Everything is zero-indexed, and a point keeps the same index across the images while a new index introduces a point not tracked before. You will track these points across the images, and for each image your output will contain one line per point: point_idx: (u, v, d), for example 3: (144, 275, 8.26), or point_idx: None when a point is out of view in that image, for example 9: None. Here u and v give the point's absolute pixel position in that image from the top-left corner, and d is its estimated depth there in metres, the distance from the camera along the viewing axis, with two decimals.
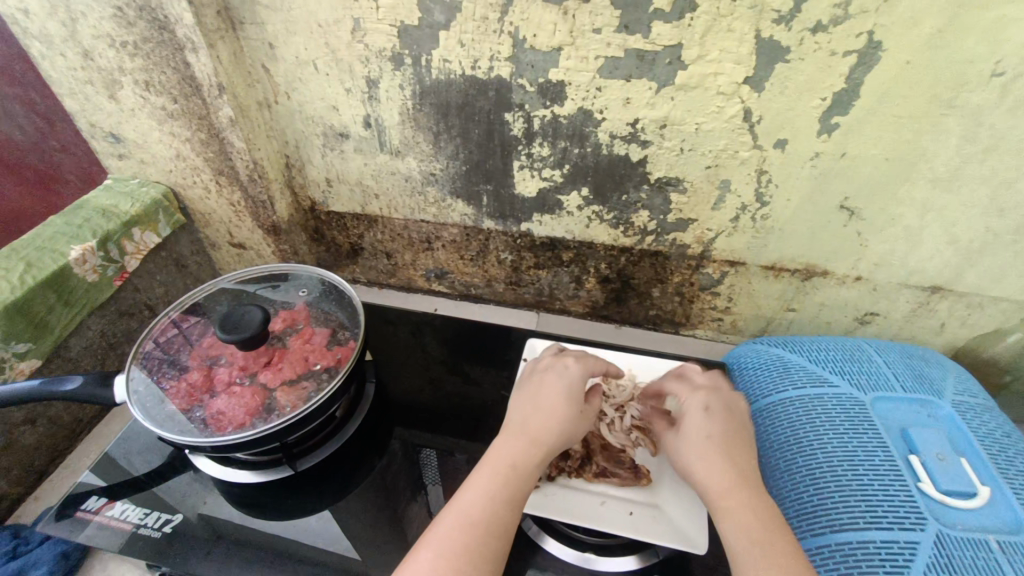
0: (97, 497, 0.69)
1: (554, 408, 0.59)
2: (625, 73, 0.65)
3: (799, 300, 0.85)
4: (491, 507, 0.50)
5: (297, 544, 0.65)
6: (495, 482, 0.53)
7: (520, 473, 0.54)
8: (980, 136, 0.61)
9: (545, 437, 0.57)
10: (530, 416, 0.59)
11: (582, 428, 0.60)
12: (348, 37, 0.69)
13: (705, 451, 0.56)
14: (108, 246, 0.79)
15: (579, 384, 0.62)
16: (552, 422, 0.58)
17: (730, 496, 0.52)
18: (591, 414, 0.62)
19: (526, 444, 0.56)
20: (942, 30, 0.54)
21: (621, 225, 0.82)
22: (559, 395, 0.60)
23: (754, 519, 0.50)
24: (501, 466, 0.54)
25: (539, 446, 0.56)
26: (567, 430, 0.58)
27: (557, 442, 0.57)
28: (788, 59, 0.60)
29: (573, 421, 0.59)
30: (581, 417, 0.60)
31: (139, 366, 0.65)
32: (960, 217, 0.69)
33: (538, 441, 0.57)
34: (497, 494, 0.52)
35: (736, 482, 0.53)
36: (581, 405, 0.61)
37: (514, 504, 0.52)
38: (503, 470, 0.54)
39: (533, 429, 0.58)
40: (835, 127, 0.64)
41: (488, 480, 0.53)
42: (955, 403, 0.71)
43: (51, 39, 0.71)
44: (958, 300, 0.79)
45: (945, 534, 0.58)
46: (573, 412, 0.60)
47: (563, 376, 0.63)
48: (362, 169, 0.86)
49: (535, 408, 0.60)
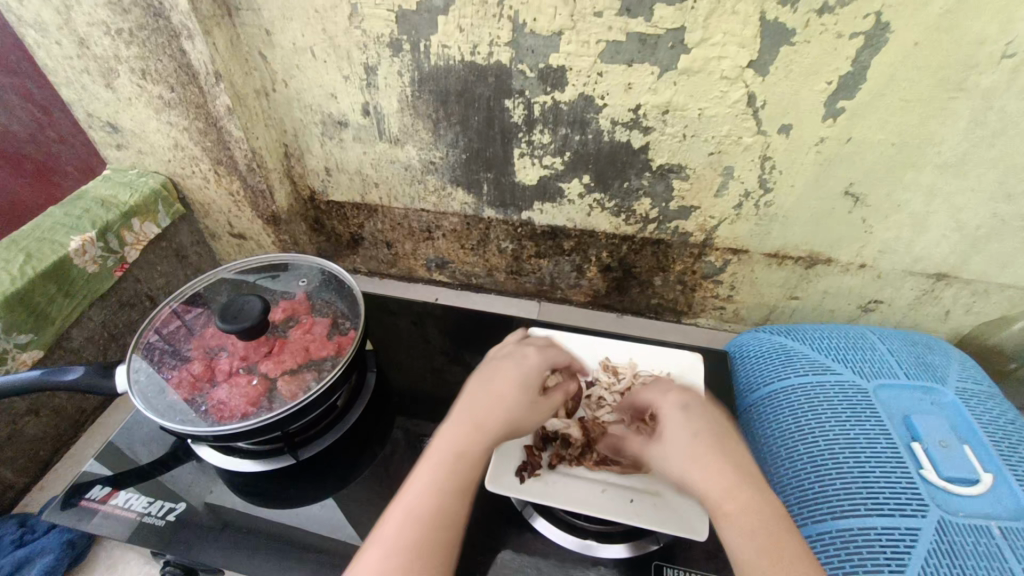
0: (101, 486, 0.69)
1: (502, 393, 0.59)
2: (627, 57, 0.64)
3: (803, 288, 0.85)
4: (440, 499, 0.49)
5: (301, 531, 0.65)
6: (441, 472, 0.51)
7: (469, 461, 0.53)
8: (989, 119, 0.60)
9: (490, 424, 0.56)
10: (478, 402, 0.58)
11: (531, 419, 0.60)
12: (346, 22, 0.68)
13: (695, 454, 0.54)
14: (107, 237, 0.79)
15: (534, 375, 0.63)
16: (503, 407, 0.58)
17: (729, 499, 0.50)
18: (544, 406, 0.62)
19: (471, 431, 0.55)
20: (953, 9, 0.53)
21: (623, 213, 0.82)
22: (511, 383, 0.61)
23: (757, 522, 0.48)
24: (447, 455, 0.53)
25: (484, 433, 0.55)
26: (514, 417, 0.58)
27: (502, 426, 0.57)
28: (793, 42, 0.59)
29: (521, 409, 0.59)
30: (531, 408, 0.60)
31: (140, 356, 0.65)
32: (968, 203, 0.68)
33: (483, 427, 0.56)
34: (444, 485, 0.50)
35: (733, 482, 0.51)
36: (532, 392, 0.61)
37: (464, 494, 0.51)
38: (451, 459, 0.52)
39: (480, 414, 0.57)
40: (841, 112, 0.63)
41: (433, 470, 0.51)
42: (958, 390, 0.71)
43: (46, 27, 0.70)
44: (964, 287, 0.78)
45: (947, 520, 0.58)
46: (522, 398, 0.60)
47: (519, 366, 0.63)
48: (362, 157, 0.85)
49: (486, 394, 0.59)
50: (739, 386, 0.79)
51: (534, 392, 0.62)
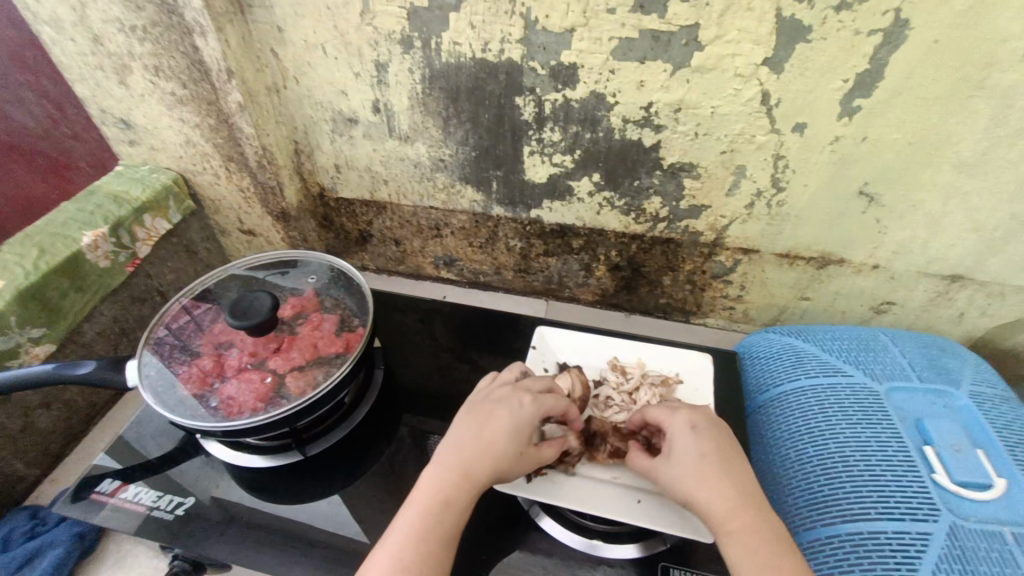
0: (111, 480, 0.69)
1: (492, 446, 0.55)
2: (639, 54, 0.64)
3: (815, 289, 0.84)
4: (423, 549, 0.49)
5: (308, 527, 0.66)
6: (426, 519, 0.51)
7: (452, 514, 0.52)
8: (1009, 119, 0.59)
9: (478, 475, 0.54)
10: (466, 449, 0.55)
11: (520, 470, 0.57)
12: (358, 19, 0.68)
13: (701, 473, 0.53)
14: (119, 232, 0.79)
15: (528, 428, 0.57)
16: (490, 458, 0.55)
17: (734, 517, 0.50)
18: (533, 458, 0.57)
19: (457, 480, 0.53)
20: (974, 7, 0.52)
21: (633, 212, 0.81)
22: (503, 432, 0.56)
23: (761, 540, 0.48)
24: (430, 501, 0.52)
25: (472, 482, 0.54)
26: (502, 470, 0.55)
27: (491, 476, 0.55)
28: (809, 39, 0.58)
29: (509, 463, 0.55)
30: (521, 460, 0.56)
31: (151, 351, 0.66)
32: (985, 204, 0.67)
33: (471, 476, 0.54)
34: (428, 535, 0.50)
35: (738, 502, 0.51)
36: (523, 447, 0.56)
37: (448, 543, 0.50)
38: (434, 510, 0.51)
39: (467, 462, 0.55)
40: (857, 110, 0.62)
41: (418, 517, 0.51)
42: (972, 394, 0.70)
43: (60, 23, 0.71)
44: (978, 289, 0.77)
45: (959, 525, 0.57)
46: (512, 453, 0.56)
47: (515, 414, 0.58)
48: (371, 154, 0.85)
49: (474, 441, 0.56)
50: (749, 387, 0.78)
51: (526, 443, 0.57)
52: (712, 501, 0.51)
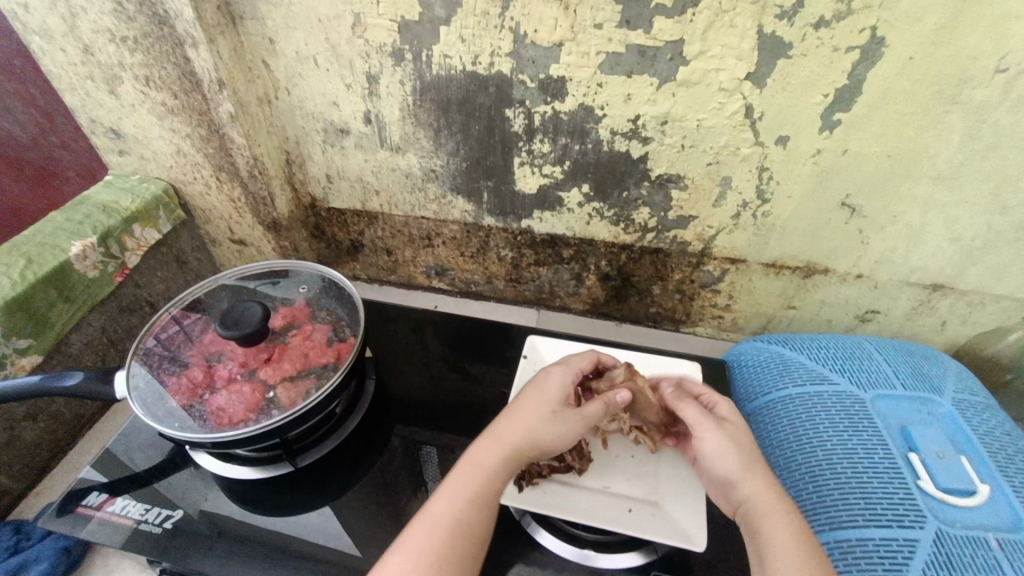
0: (97, 493, 0.69)
1: (521, 410, 0.59)
2: (626, 68, 0.65)
3: (801, 298, 0.85)
4: (459, 509, 0.51)
5: (298, 540, 0.65)
6: (467, 484, 0.53)
7: (488, 473, 0.54)
8: (984, 133, 0.61)
9: (510, 437, 0.56)
10: (500, 420, 0.59)
11: (557, 428, 0.58)
12: (348, 32, 0.69)
13: (753, 460, 0.55)
14: (108, 242, 0.79)
15: (553, 390, 0.61)
16: (521, 422, 0.58)
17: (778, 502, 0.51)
18: (570, 414, 0.59)
19: (491, 444, 0.56)
20: (947, 25, 0.54)
21: (621, 222, 0.82)
22: (530, 399, 0.60)
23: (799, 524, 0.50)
24: (470, 466, 0.54)
25: (504, 445, 0.56)
26: (534, 431, 0.57)
27: (527, 439, 0.57)
28: (790, 55, 0.59)
29: (540, 421, 0.58)
30: (552, 419, 0.58)
31: (139, 362, 0.65)
32: (963, 215, 0.69)
33: (504, 439, 0.56)
34: (465, 495, 0.52)
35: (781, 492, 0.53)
36: (552, 405, 0.59)
37: (481, 505, 0.52)
38: (470, 470, 0.54)
39: (501, 429, 0.57)
40: (837, 124, 0.64)
41: (461, 482, 0.53)
42: (954, 401, 0.71)
43: (52, 33, 0.71)
44: (960, 298, 0.79)
45: (944, 532, 0.58)
46: (542, 412, 0.59)
47: (540, 386, 0.62)
48: (363, 165, 0.85)
49: (508, 412, 0.59)
50: (738, 396, 0.79)
51: (554, 405, 0.60)
52: (756, 487, 0.52)
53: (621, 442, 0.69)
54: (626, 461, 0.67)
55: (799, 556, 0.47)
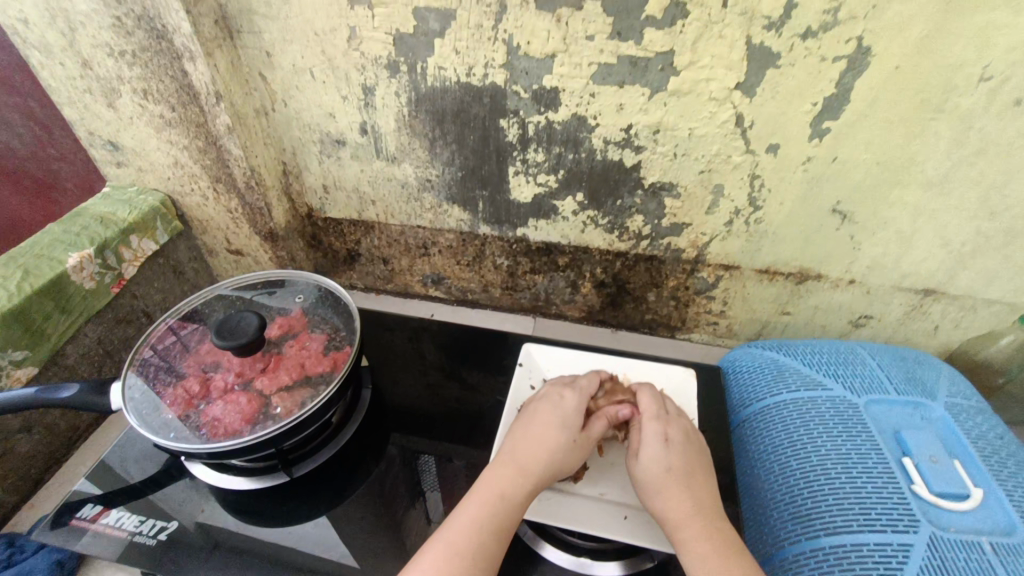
0: (92, 505, 0.68)
1: (545, 437, 0.60)
2: (618, 79, 0.66)
3: (795, 304, 0.86)
4: (480, 539, 0.52)
5: (295, 551, 0.65)
6: (486, 514, 0.53)
7: (511, 503, 0.55)
8: (970, 140, 0.62)
9: (534, 466, 0.58)
10: (520, 445, 0.60)
11: (576, 458, 0.60)
12: (344, 45, 0.70)
13: (659, 486, 0.56)
14: (105, 253, 0.79)
15: (573, 416, 0.62)
16: (543, 450, 0.59)
17: (686, 526, 0.54)
18: (586, 442, 0.61)
19: (515, 473, 0.57)
20: (930, 35, 0.55)
21: (616, 230, 0.83)
22: (551, 424, 0.61)
23: (711, 548, 0.52)
24: (490, 494, 0.55)
25: (529, 475, 0.57)
26: (557, 459, 0.59)
27: (549, 469, 0.58)
28: (778, 65, 0.60)
29: (565, 451, 0.59)
30: (574, 448, 0.60)
31: (135, 373, 0.66)
32: (952, 220, 0.70)
33: (527, 468, 0.57)
34: (485, 525, 0.53)
35: (689, 513, 0.55)
36: (574, 433, 0.61)
37: (502, 535, 0.53)
38: (492, 499, 0.55)
39: (523, 458, 0.58)
40: (826, 132, 0.65)
41: (478, 511, 0.53)
42: (948, 405, 0.71)
43: (50, 47, 0.72)
44: (952, 303, 0.79)
45: (938, 536, 0.58)
46: (565, 440, 0.60)
47: (557, 407, 0.63)
48: (359, 175, 0.86)
49: (528, 436, 0.60)
50: (733, 403, 0.80)
51: (575, 431, 0.61)
52: (668, 506, 0.55)
53: (615, 449, 0.70)
54: (620, 468, 0.67)
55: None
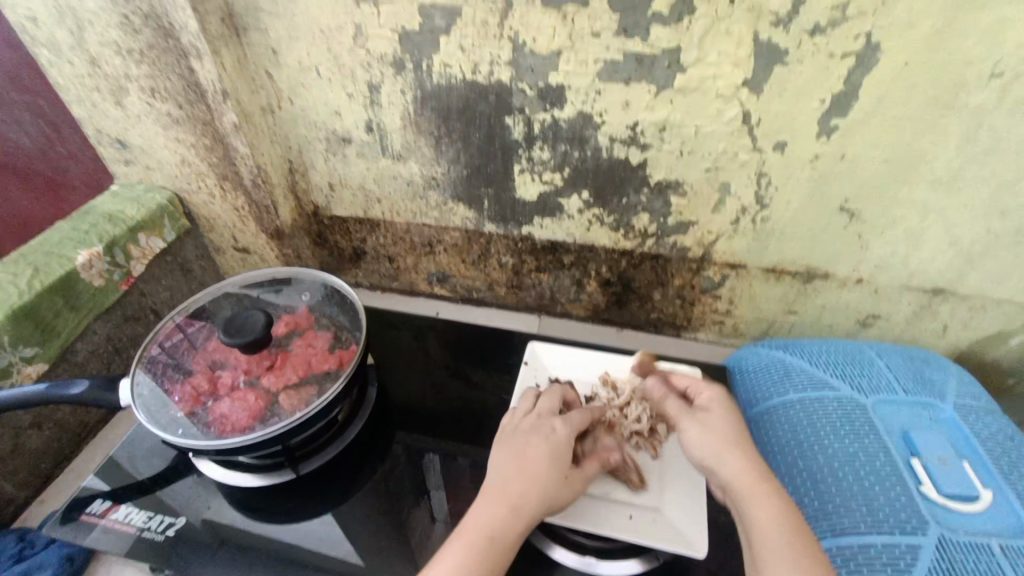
0: (101, 501, 0.69)
1: (535, 471, 0.56)
2: (624, 76, 0.66)
3: (801, 303, 0.85)
4: None
5: (300, 549, 0.65)
6: (475, 559, 0.50)
7: (500, 547, 0.51)
8: (980, 137, 0.61)
9: (525, 505, 0.54)
10: (510, 480, 0.56)
11: (568, 494, 0.58)
12: (350, 42, 0.70)
13: (735, 443, 0.57)
14: (114, 251, 0.80)
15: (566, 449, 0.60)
16: (534, 486, 0.55)
17: (763, 483, 0.54)
18: (578, 479, 0.59)
19: (505, 514, 0.53)
20: (941, 30, 0.55)
21: (621, 228, 0.83)
22: (542, 457, 0.58)
23: (787, 507, 0.52)
24: (478, 537, 0.51)
25: (520, 515, 0.53)
26: (549, 498, 0.56)
27: (539, 509, 0.55)
28: (786, 62, 0.60)
29: (555, 487, 0.56)
30: (566, 485, 0.57)
31: (144, 370, 0.66)
32: (963, 219, 0.69)
33: (518, 508, 0.54)
34: (473, 570, 0.49)
35: (759, 475, 0.54)
36: (566, 471, 0.58)
37: None
38: (480, 543, 0.51)
39: (513, 496, 0.54)
40: (835, 130, 0.64)
41: (466, 555, 0.50)
42: (957, 406, 0.71)
43: (60, 46, 0.72)
44: (961, 302, 0.78)
45: (947, 538, 0.58)
46: (557, 478, 0.57)
47: (547, 439, 0.60)
48: (364, 173, 0.86)
49: (517, 469, 0.57)
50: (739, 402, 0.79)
51: (566, 467, 0.58)
52: (739, 466, 0.55)
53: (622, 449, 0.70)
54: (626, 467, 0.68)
55: (784, 538, 0.49)
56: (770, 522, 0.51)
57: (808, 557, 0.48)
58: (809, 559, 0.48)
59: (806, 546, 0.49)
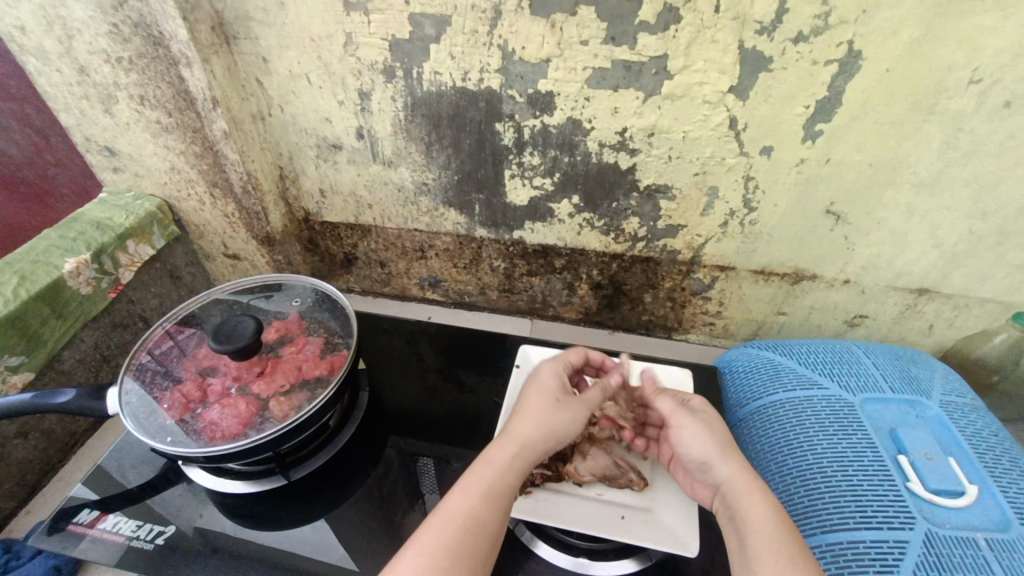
0: (89, 510, 0.68)
1: (532, 406, 0.61)
2: (612, 83, 0.67)
3: (789, 304, 0.86)
4: (472, 505, 0.52)
5: (293, 556, 0.65)
6: (480, 482, 0.54)
7: (501, 471, 0.55)
8: (961, 141, 0.63)
9: (524, 434, 0.58)
10: (512, 419, 0.61)
11: (565, 417, 0.61)
12: (340, 50, 0.71)
13: (729, 447, 0.58)
14: (102, 259, 0.79)
15: (553, 382, 0.64)
16: (532, 417, 0.60)
17: (756, 484, 0.54)
18: (573, 403, 0.63)
19: (504, 443, 0.58)
20: (921, 38, 0.56)
21: (612, 232, 0.83)
22: (536, 394, 0.63)
23: (778, 508, 0.53)
24: (482, 464, 0.56)
25: (519, 442, 0.58)
26: (547, 426, 0.59)
27: (541, 433, 0.59)
28: (771, 69, 0.61)
29: (549, 411, 0.61)
30: (559, 407, 0.61)
31: (132, 378, 0.66)
32: (945, 221, 0.71)
33: (518, 435, 0.58)
34: (476, 491, 0.53)
35: (751, 478, 0.55)
36: (557, 398, 0.62)
37: (496, 503, 0.53)
38: (483, 470, 0.55)
39: (513, 428, 0.59)
40: (819, 134, 0.65)
41: (474, 481, 0.54)
42: (942, 403, 0.72)
43: (47, 54, 0.72)
44: (945, 302, 0.80)
45: (934, 533, 0.59)
46: (549, 404, 0.61)
47: (540, 381, 0.65)
48: (355, 179, 0.86)
49: (517, 411, 0.62)
50: (730, 402, 0.80)
51: (557, 393, 0.63)
52: (734, 469, 0.56)
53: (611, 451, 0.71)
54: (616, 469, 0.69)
55: (772, 531, 0.50)
56: (761, 516, 0.51)
57: (795, 548, 0.49)
58: (797, 551, 0.49)
59: (795, 541, 0.49)
